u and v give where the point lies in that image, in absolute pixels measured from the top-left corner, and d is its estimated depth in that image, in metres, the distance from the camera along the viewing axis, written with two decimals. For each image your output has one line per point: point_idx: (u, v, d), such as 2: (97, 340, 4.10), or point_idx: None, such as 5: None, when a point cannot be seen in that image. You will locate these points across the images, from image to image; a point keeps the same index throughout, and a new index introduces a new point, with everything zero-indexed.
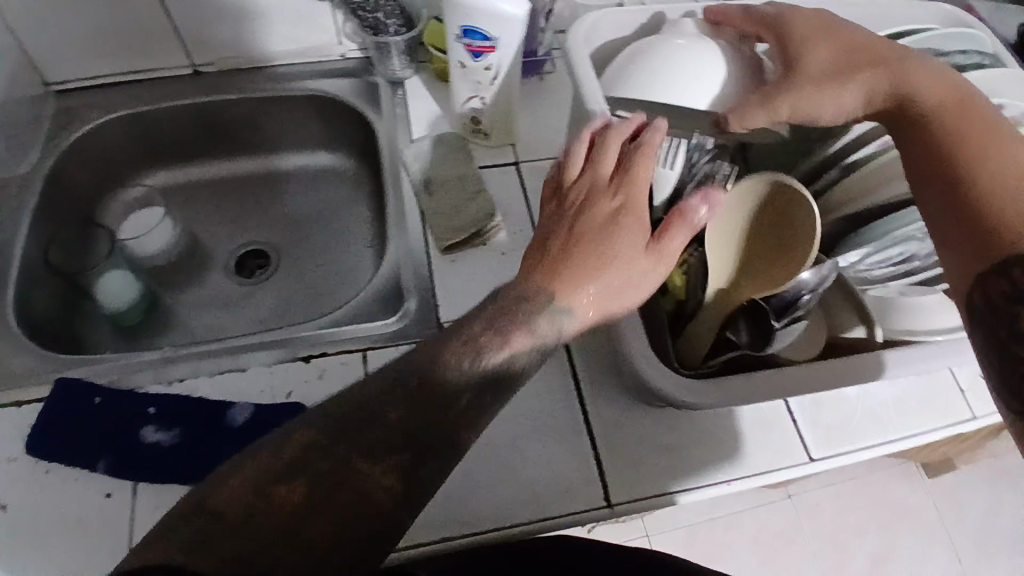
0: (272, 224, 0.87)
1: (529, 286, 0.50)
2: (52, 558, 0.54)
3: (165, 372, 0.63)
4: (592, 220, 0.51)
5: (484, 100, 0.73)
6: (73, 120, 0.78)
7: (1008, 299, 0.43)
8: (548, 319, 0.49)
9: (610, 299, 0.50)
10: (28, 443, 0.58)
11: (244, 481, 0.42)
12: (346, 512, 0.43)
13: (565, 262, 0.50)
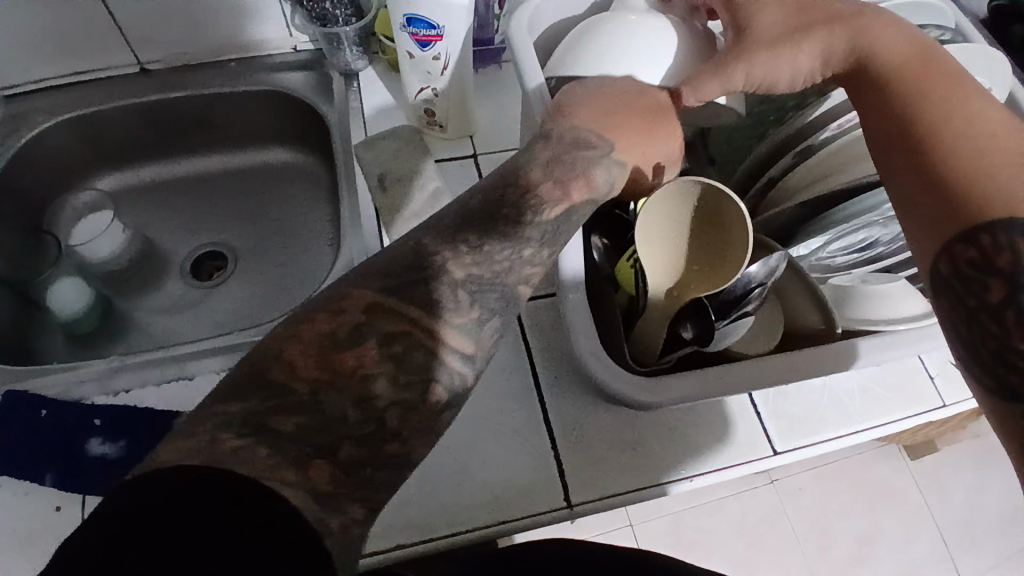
0: (231, 224, 0.86)
1: (586, 133, 0.51)
2: None
3: (111, 383, 0.62)
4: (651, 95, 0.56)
5: (436, 91, 0.71)
6: (19, 125, 0.76)
7: (977, 266, 0.41)
8: (605, 168, 0.51)
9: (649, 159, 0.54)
10: None
11: (303, 348, 0.36)
12: (409, 388, 0.38)
13: (630, 116, 0.53)
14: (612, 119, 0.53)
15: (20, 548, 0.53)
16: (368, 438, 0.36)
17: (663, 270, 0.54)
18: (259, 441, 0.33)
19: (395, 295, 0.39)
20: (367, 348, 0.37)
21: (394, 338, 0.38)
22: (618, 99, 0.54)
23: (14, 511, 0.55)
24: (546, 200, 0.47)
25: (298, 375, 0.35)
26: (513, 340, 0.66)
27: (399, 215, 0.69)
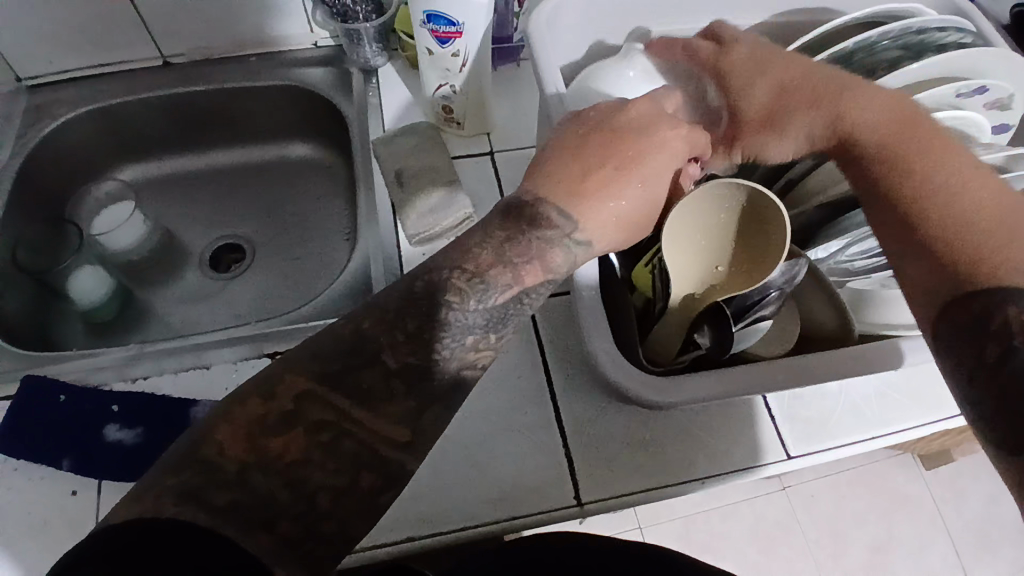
0: (249, 218, 0.86)
1: (544, 210, 0.48)
2: (14, 560, 0.53)
3: (129, 370, 0.62)
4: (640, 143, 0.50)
5: (454, 88, 0.72)
6: (44, 115, 0.78)
7: (973, 323, 0.42)
8: (563, 252, 0.48)
9: (622, 228, 0.50)
10: None
11: (231, 432, 0.37)
12: (340, 470, 0.38)
13: (599, 185, 0.49)
14: (580, 191, 0.49)
15: (33, 533, 0.54)
16: (335, 494, 0.37)
17: (690, 269, 0.54)
18: (199, 506, 0.34)
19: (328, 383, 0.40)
20: (294, 436, 0.38)
21: (327, 423, 0.39)
22: (615, 161, 0.49)
23: (31, 495, 0.56)
24: (496, 286, 0.46)
25: (226, 455, 0.36)
26: (525, 339, 0.66)
27: (415, 211, 0.70)
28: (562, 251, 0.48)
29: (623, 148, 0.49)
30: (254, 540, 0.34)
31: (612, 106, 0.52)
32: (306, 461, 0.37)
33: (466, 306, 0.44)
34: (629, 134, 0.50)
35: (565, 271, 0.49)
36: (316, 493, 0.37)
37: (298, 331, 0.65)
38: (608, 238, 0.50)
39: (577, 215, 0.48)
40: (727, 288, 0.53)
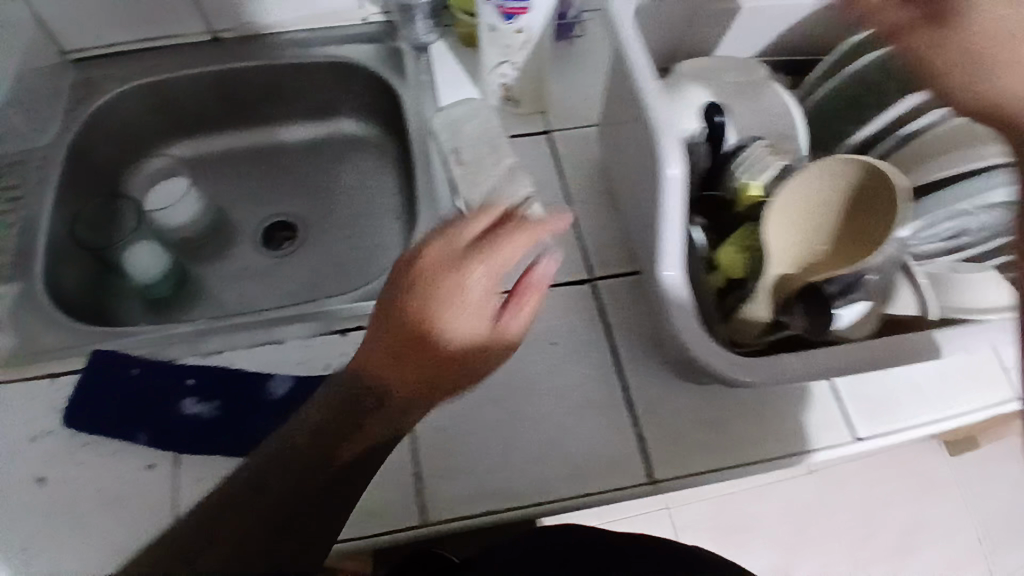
0: (297, 197, 0.86)
1: (355, 387, 0.49)
2: (94, 528, 0.54)
3: (200, 345, 0.62)
4: (399, 321, 0.48)
5: (515, 67, 0.70)
6: (92, 91, 0.78)
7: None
8: (384, 414, 0.50)
9: (439, 383, 0.49)
10: (71, 414, 0.58)
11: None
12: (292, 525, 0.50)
13: (398, 365, 0.48)
14: (388, 364, 0.48)
15: (107, 506, 0.55)
16: None
17: (789, 251, 0.52)
18: None
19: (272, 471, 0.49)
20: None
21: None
22: (405, 342, 0.48)
23: (105, 469, 0.56)
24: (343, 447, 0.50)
25: None
26: (591, 322, 0.65)
27: (477, 191, 0.70)
28: (382, 416, 0.50)
29: (404, 331, 0.48)
30: None
31: (405, 262, 0.50)
32: None
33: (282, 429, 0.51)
34: (404, 311, 0.48)
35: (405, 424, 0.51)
36: None
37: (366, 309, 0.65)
38: (439, 398, 0.50)
39: (393, 390, 0.49)
40: (825, 268, 0.52)
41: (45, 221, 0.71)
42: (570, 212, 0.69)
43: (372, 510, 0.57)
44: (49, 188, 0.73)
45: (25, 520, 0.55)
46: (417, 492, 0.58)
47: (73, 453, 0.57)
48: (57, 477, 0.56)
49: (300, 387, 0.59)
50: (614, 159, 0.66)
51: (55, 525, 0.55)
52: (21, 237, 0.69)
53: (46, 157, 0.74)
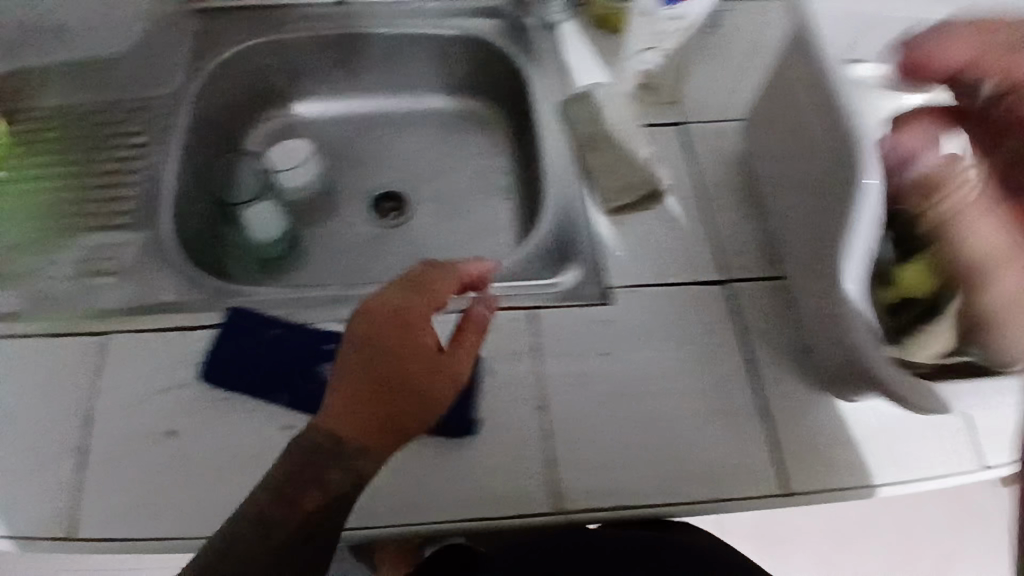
0: (404, 169, 0.84)
1: (322, 434, 0.48)
2: (230, 483, 0.56)
3: (337, 310, 0.63)
4: (383, 360, 0.48)
5: (661, 54, 0.68)
6: (215, 44, 0.77)
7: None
8: (344, 464, 0.48)
9: (404, 424, 0.49)
10: (210, 369, 0.59)
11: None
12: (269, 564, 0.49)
13: (368, 409, 0.48)
14: (356, 411, 0.48)
15: (242, 462, 0.57)
16: None
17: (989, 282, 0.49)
18: None
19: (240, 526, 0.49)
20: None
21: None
22: (370, 385, 0.48)
23: (241, 427, 0.58)
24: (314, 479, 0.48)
25: None
26: (726, 321, 0.63)
27: (609, 179, 0.69)
28: (352, 463, 0.48)
29: (373, 372, 0.48)
30: None
31: (363, 306, 0.51)
32: None
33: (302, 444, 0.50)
34: (376, 350, 0.49)
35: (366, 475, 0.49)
36: None
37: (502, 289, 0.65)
38: (393, 444, 0.49)
39: (356, 437, 0.48)
40: None
41: (169, 172, 0.70)
42: (701, 209, 0.69)
43: (503, 493, 0.57)
44: (175, 138, 0.72)
45: (160, 469, 0.56)
46: (549, 479, 0.57)
47: (210, 408, 0.58)
48: (189, 430, 0.58)
49: None
50: (775, 159, 0.64)
51: (191, 477, 0.56)
52: (147, 188, 0.69)
53: (170, 106, 0.74)
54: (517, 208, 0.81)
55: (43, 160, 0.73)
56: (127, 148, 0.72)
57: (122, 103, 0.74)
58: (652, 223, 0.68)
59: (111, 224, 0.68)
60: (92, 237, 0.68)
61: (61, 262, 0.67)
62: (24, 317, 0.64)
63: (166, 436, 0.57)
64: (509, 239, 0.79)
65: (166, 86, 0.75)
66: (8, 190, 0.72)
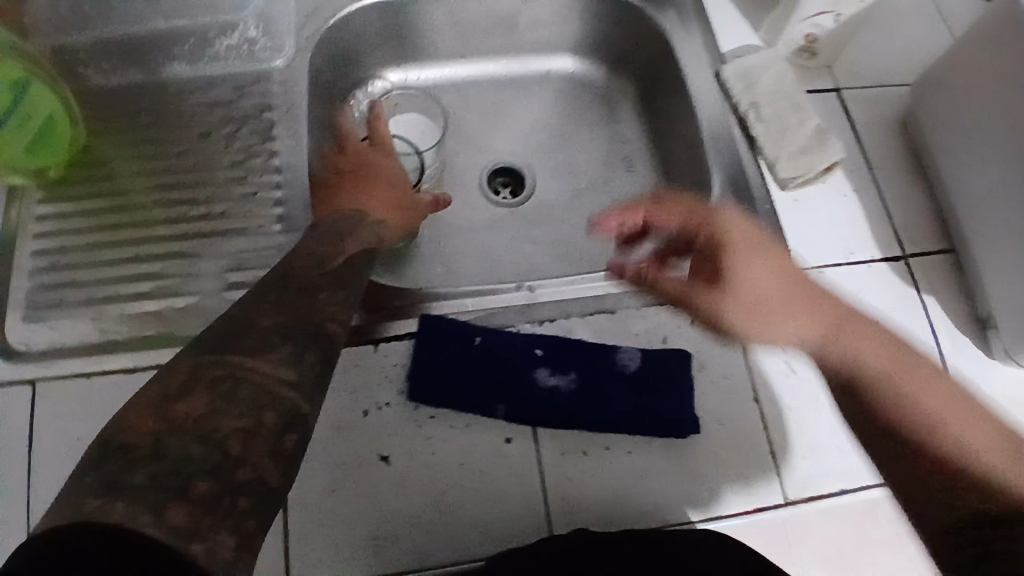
0: (520, 139, 0.81)
1: (332, 212, 0.59)
2: (454, 505, 0.54)
3: (533, 311, 0.59)
4: (364, 161, 0.66)
5: (837, 17, 0.65)
6: (323, 6, 0.70)
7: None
8: (367, 230, 0.58)
9: (398, 212, 0.64)
10: (413, 386, 0.55)
11: (140, 412, 0.37)
12: (248, 417, 0.38)
13: (360, 189, 0.62)
14: (358, 198, 0.61)
15: (461, 482, 0.54)
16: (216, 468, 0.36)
17: None
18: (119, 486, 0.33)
19: (216, 353, 0.41)
20: (193, 398, 0.38)
21: (207, 378, 0.39)
22: (366, 177, 0.64)
23: (458, 444, 0.55)
24: (360, 230, 0.58)
25: (140, 432, 0.36)
26: (916, 296, 0.63)
27: (785, 152, 0.66)
28: (358, 236, 0.57)
29: (372, 169, 0.65)
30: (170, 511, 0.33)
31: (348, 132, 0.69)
32: (209, 418, 0.37)
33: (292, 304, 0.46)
34: (368, 161, 0.66)
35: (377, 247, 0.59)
36: (227, 438, 0.37)
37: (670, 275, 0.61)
38: (397, 227, 0.63)
39: (365, 209, 0.60)
40: None
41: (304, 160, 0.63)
42: (874, 180, 0.67)
43: (736, 488, 0.55)
44: (302, 119, 0.65)
45: (376, 495, 0.53)
46: (778, 470, 0.56)
47: (421, 428, 0.55)
48: (398, 455, 0.54)
49: (659, 362, 0.57)
50: (960, 130, 0.63)
51: (412, 501, 0.53)
52: (286, 179, 0.62)
53: (285, 82, 0.67)
54: (649, 178, 0.78)
55: (140, 149, 0.64)
56: (248, 135, 0.64)
57: (229, 79, 0.67)
58: (827, 196, 0.66)
59: (252, 229, 0.60)
60: (232, 242, 0.59)
61: (199, 272, 0.58)
62: (169, 340, 0.55)
63: (378, 461, 0.54)
64: None
65: (275, 58, 0.67)
66: (96, 192, 0.62)
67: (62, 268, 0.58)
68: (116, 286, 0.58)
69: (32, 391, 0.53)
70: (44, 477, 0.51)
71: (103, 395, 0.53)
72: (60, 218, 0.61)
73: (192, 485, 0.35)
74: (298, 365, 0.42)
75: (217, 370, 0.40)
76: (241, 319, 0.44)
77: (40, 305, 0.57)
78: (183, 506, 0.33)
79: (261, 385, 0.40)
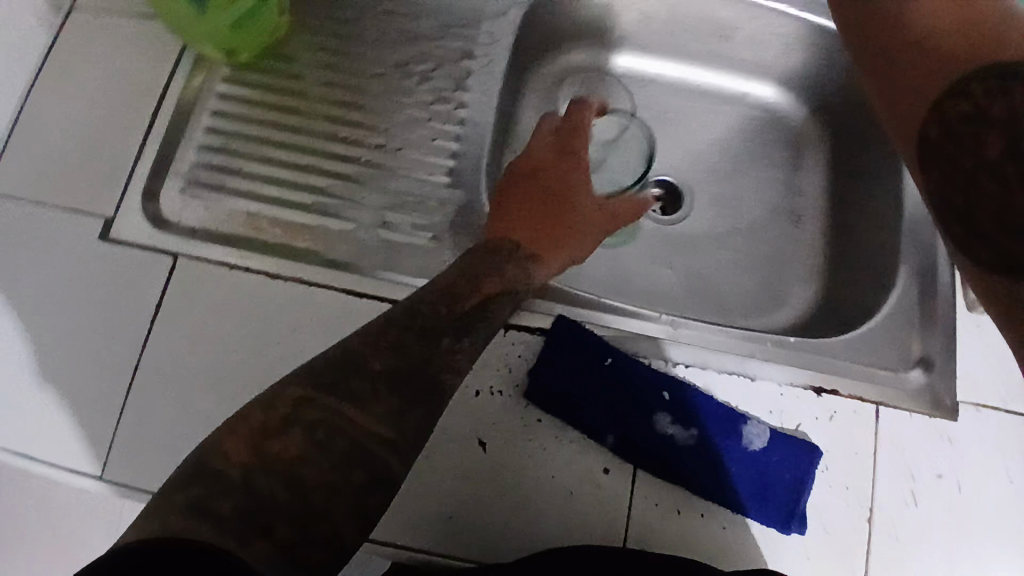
0: (694, 159, 0.75)
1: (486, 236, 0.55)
2: (532, 516, 0.51)
3: (670, 349, 0.56)
4: (541, 178, 0.58)
5: None
6: None
7: (989, 89, 0.36)
8: (512, 269, 0.53)
9: (565, 244, 0.56)
10: (530, 385, 0.53)
11: (235, 441, 0.39)
12: (339, 471, 0.40)
13: (520, 218, 0.56)
14: (513, 226, 0.56)
15: (544, 494, 0.52)
16: (299, 521, 0.37)
17: None
18: (205, 518, 0.35)
19: (324, 390, 0.43)
20: (292, 437, 0.40)
21: (321, 423, 0.41)
22: (537, 201, 0.57)
23: (556, 458, 0.52)
24: (505, 277, 0.52)
25: (231, 462, 0.38)
26: None
27: None
28: (495, 280, 0.52)
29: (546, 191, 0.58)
30: (252, 550, 0.35)
31: (544, 129, 0.61)
32: (302, 466, 0.39)
33: (391, 359, 0.45)
34: (549, 176, 0.58)
35: (526, 288, 0.53)
36: (314, 490, 0.39)
37: (824, 361, 0.57)
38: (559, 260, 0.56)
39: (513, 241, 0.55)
40: None
41: (488, 119, 0.62)
42: None
43: None
44: (499, 78, 0.63)
45: (460, 477, 0.52)
46: None
47: (524, 427, 0.53)
48: (493, 447, 0.52)
49: (784, 449, 0.54)
50: None
51: (492, 497, 0.51)
52: (465, 134, 0.61)
53: (493, 34, 0.65)
54: (818, 241, 0.72)
55: (331, 57, 0.63)
56: (442, 78, 0.63)
57: (437, 12, 0.65)
58: None
59: (418, 172, 0.59)
60: (398, 180, 0.59)
61: (359, 201, 0.57)
62: (311, 255, 0.55)
63: (473, 446, 0.52)
64: (805, 275, 0.70)
65: (489, 6, 0.66)
66: (280, 85, 0.62)
67: (230, 153, 0.58)
68: (274, 184, 0.57)
69: (170, 263, 0.54)
70: (157, 353, 0.51)
71: (231, 291, 0.53)
72: (240, 102, 0.61)
73: (276, 527, 0.37)
74: (396, 425, 0.43)
75: (316, 413, 0.41)
76: (353, 361, 0.44)
77: (198, 181, 0.57)
78: (266, 545, 0.36)
79: (355, 440, 0.41)
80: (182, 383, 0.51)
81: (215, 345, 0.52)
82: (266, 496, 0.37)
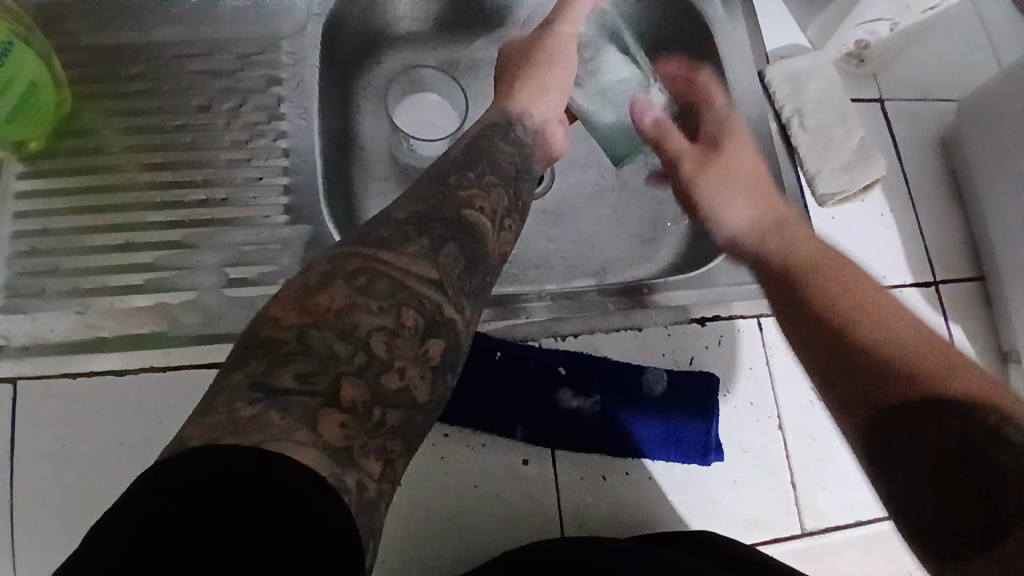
0: None
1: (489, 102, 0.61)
2: (465, 531, 0.51)
3: (556, 326, 0.56)
4: (513, 53, 0.65)
5: (894, 26, 0.63)
6: None
7: (913, 413, 0.41)
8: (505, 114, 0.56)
9: (543, 94, 0.61)
10: None
11: (282, 307, 0.34)
12: (389, 313, 0.34)
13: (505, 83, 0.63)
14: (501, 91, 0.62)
15: (469, 503, 0.51)
16: (364, 373, 0.33)
17: None
18: (272, 397, 0.31)
19: (356, 243, 0.37)
20: (336, 290, 0.35)
21: (364, 269, 0.35)
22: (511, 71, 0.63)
23: (473, 465, 0.52)
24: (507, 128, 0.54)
25: (283, 325, 0.33)
26: (942, 326, 0.61)
27: (828, 166, 0.62)
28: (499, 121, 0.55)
29: (517, 58, 0.64)
30: (324, 424, 0.31)
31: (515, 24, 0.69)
32: (353, 312, 0.34)
33: (413, 204, 0.41)
34: (518, 50, 0.65)
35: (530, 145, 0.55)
36: (371, 336, 0.33)
37: (703, 292, 0.58)
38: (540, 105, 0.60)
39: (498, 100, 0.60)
40: None
41: (316, 146, 0.60)
42: (913, 204, 0.64)
43: (757, 519, 0.54)
44: (313, 97, 0.61)
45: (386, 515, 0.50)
46: (794, 500, 0.54)
47: (434, 446, 0.52)
48: (407, 476, 0.51)
49: (688, 386, 0.55)
50: (996, 157, 0.61)
51: (420, 524, 0.51)
52: (294, 165, 0.58)
53: (295, 53, 0.61)
54: None
55: (130, 122, 0.59)
56: (252, 111, 0.60)
57: (233, 45, 0.61)
58: (864, 216, 0.63)
59: (256, 218, 0.56)
60: (233, 233, 0.55)
61: (197, 264, 0.54)
62: (163, 338, 0.52)
63: None
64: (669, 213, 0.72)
65: (287, 25, 0.62)
66: (82, 165, 0.57)
67: (45, 253, 0.54)
68: (103, 276, 0.53)
69: (10, 390, 0.50)
70: (28, 484, 0.48)
71: (90, 398, 0.50)
72: (41, 195, 0.55)
73: (340, 387, 0.32)
74: (436, 260, 0.38)
75: (353, 265, 0.36)
76: (376, 218, 0.40)
77: (19, 294, 0.52)
78: (336, 414, 0.31)
79: (399, 279, 0.36)
80: (59, 504, 0.48)
81: (89, 456, 0.49)
82: (319, 355, 0.32)
